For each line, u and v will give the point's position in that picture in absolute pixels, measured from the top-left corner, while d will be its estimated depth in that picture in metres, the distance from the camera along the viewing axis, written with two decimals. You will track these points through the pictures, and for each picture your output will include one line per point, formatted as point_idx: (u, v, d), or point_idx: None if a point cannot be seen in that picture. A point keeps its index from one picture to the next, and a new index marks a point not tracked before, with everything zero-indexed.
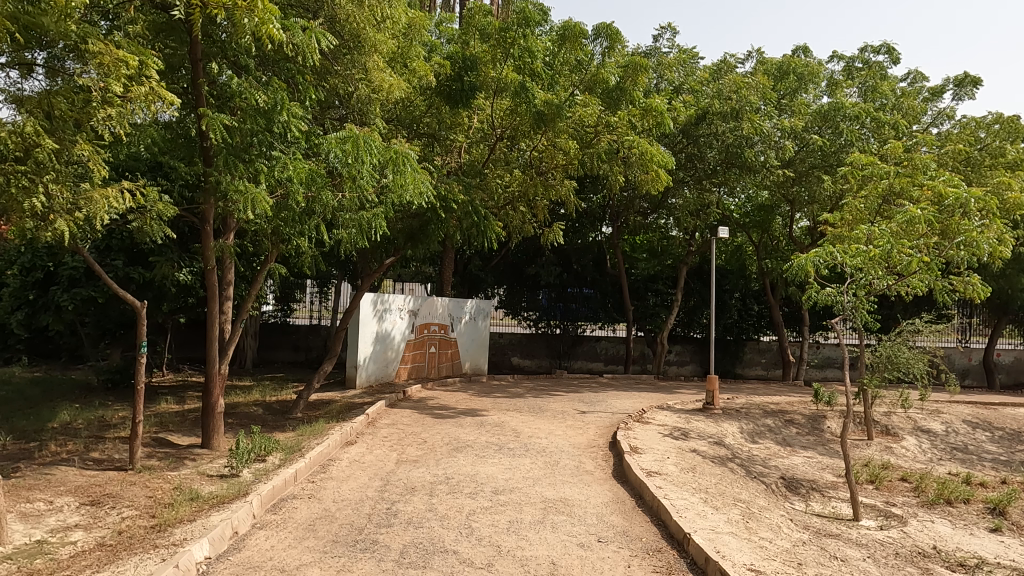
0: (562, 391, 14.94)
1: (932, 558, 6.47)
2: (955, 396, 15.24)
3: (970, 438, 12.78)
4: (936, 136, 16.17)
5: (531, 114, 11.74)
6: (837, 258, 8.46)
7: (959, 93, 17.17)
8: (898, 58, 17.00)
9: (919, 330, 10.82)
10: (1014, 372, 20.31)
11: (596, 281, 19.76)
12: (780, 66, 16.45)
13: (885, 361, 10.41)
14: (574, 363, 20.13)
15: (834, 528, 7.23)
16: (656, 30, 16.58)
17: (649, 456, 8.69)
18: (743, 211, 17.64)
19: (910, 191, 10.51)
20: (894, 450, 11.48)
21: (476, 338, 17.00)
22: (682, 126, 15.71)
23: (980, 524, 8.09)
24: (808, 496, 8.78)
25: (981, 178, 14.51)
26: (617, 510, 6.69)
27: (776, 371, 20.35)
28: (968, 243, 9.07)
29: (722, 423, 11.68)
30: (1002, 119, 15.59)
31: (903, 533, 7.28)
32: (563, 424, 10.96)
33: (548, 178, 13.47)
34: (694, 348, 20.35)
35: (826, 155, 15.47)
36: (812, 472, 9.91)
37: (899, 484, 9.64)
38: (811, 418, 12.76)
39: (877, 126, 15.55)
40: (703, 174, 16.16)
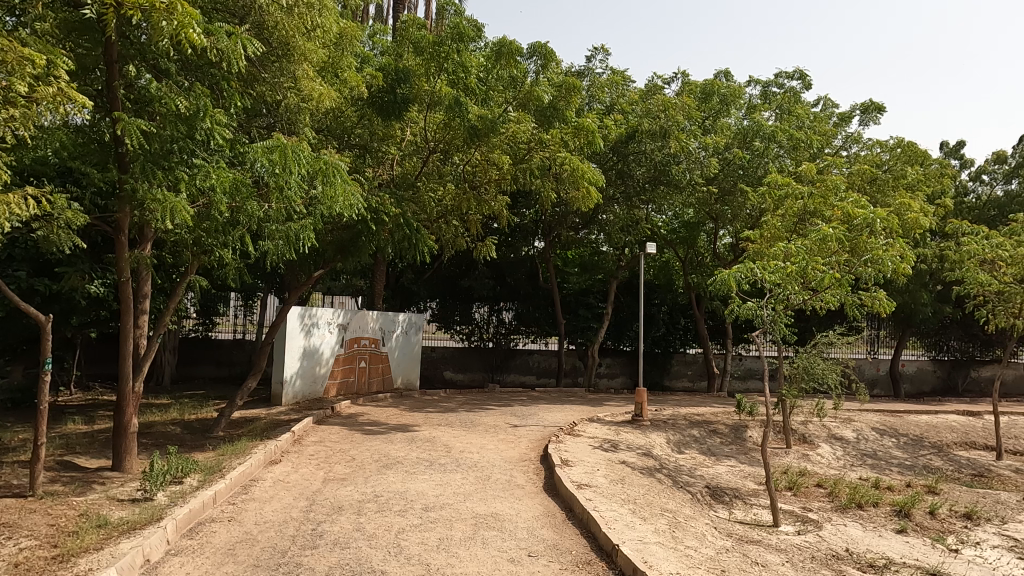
0: (494, 405, 14.92)
1: (845, 560, 6.80)
2: (864, 405, 16.11)
3: (878, 444, 13.53)
4: (846, 159, 17.26)
5: (465, 129, 11.67)
6: (757, 274, 8.95)
7: (865, 119, 18.35)
8: (811, 84, 17.99)
9: (832, 342, 11.36)
10: (917, 382, 21.75)
11: (530, 295, 19.84)
12: (704, 88, 16.95)
13: (802, 372, 10.87)
14: (506, 376, 20.23)
15: (756, 534, 7.49)
16: (589, 51, 16.93)
17: (580, 468, 8.79)
18: (669, 228, 18.29)
19: (823, 211, 11.06)
20: (810, 458, 12.04)
21: (408, 352, 16.68)
22: (613, 144, 16.11)
23: (889, 526, 8.54)
24: (732, 504, 9.06)
25: (885, 198, 15.53)
26: (548, 523, 6.72)
27: (701, 383, 21.06)
28: (874, 260, 9.73)
29: (650, 434, 11.97)
30: (904, 144, 16.76)
31: (818, 537, 7.62)
32: (495, 438, 10.94)
33: (481, 192, 13.39)
34: (623, 361, 20.82)
35: (748, 172, 16.15)
36: (735, 480, 10.23)
37: (815, 490, 10.09)
38: (733, 428, 13.20)
39: (794, 146, 16.41)
40: (633, 191, 16.45)
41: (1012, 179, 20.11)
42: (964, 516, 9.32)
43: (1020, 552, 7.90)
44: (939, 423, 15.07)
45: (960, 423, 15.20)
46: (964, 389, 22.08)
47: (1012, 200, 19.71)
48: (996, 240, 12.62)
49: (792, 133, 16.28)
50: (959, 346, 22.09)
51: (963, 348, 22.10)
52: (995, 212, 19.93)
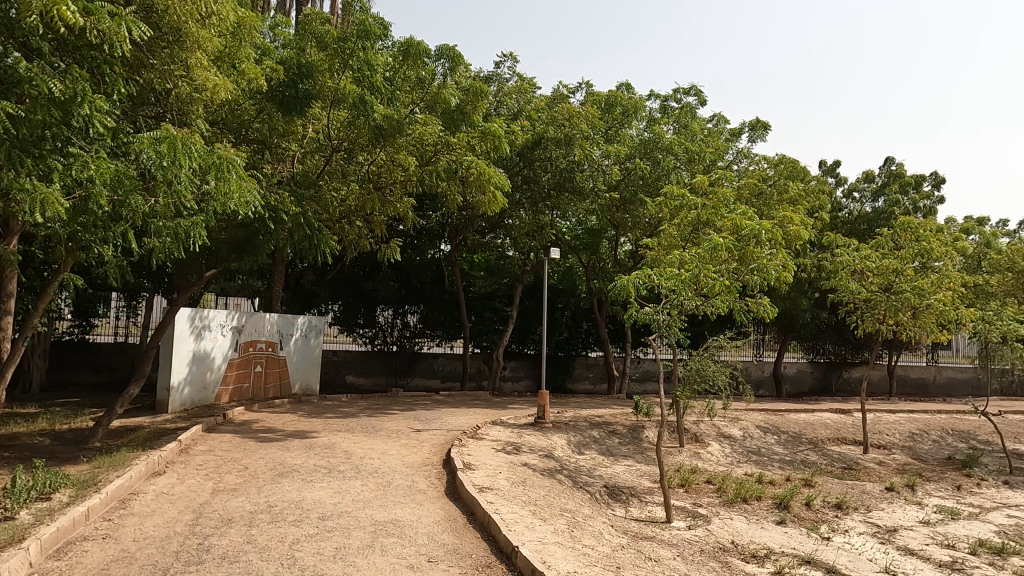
0: (396, 409, 14.70)
1: (731, 552, 7.20)
2: (751, 405, 17.15)
3: (762, 441, 14.41)
4: (736, 173, 18.30)
5: (371, 129, 11.52)
6: (654, 280, 9.26)
7: (753, 136, 19.56)
8: (705, 100, 18.97)
9: (722, 345, 11.97)
10: (796, 383, 23.38)
11: (435, 299, 19.72)
12: (608, 99, 17.49)
13: (694, 374, 11.42)
14: (410, 380, 19.97)
15: (649, 530, 7.78)
16: (498, 57, 17.05)
17: (482, 471, 8.81)
18: (573, 234, 18.81)
19: (714, 221, 11.66)
20: (701, 456, 12.68)
21: (307, 357, 16.12)
22: (519, 150, 16.28)
23: (770, 518, 9.11)
24: (628, 502, 9.37)
25: (770, 211, 16.61)
26: (449, 528, 6.69)
27: (602, 386, 21.76)
28: (760, 269, 10.38)
29: (552, 436, 12.18)
30: (786, 159, 17.96)
31: (707, 531, 8.01)
32: (397, 443, 10.77)
33: (386, 194, 13.09)
34: (527, 364, 21.10)
35: (648, 182, 16.79)
36: (632, 480, 10.58)
37: (705, 486, 10.61)
38: (631, 428, 13.66)
39: (690, 158, 17.22)
40: (538, 197, 16.78)
41: (880, 197, 21.96)
42: (835, 506, 10.09)
43: (882, 537, 8.66)
44: (815, 420, 16.26)
45: (832, 420, 16.47)
46: (837, 389, 23.96)
47: (879, 216, 21.61)
48: (864, 252, 13.82)
49: (688, 146, 17.10)
50: (833, 349, 23.93)
51: (837, 351, 23.96)
52: (865, 226, 21.79)
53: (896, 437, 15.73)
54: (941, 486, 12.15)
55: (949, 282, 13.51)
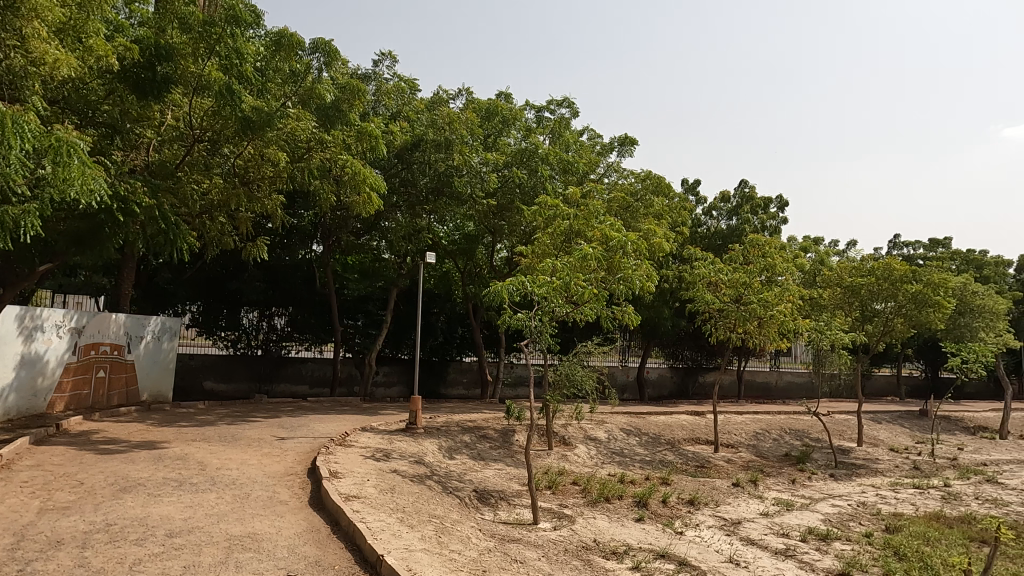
0: (259, 417, 13.96)
1: (593, 550, 7.49)
2: (615, 408, 17.98)
3: (624, 443, 15.13)
4: (606, 185, 19.14)
5: (237, 119, 10.82)
6: (527, 287, 9.56)
7: (622, 151, 20.57)
8: (578, 113, 19.69)
9: (590, 351, 12.47)
10: (658, 387, 24.78)
11: (304, 301, 19.06)
12: (487, 107, 17.81)
13: (564, 379, 11.85)
14: (276, 386, 18.92)
15: (516, 533, 7.92)
16: (377, 55, 16.74)
17: (349, 479, 8.56)
18: (450, 239, 18.80)
19: (586, 232, 12.08)
20: (568, 458, 13.12)
21: (160, 361, 14.89)
22: (397, 150, 16.07)
23: (630, 516, 9.57)
24: (497, 506, 9.48)
25: (636, 223, 17.54)
26: (311, 539, 6.44)
27: (475, 392, 21.92)
28: (626, 278, 10.96)
29: (423, 441, 12.09)
30: (652, 175, 19.09)
31: (571, 530, 8.29)
32: (259, 452, 10.22)
33: (253, 189, 12.38)
34: (401, 369, 20.80)
35: (524, 191, 17.09)
36: (501, 483, 10.72)
37: (571, 487, 10.98)
38: (502, 432, 13.86)
39: (564, 169, 17.82)
40: (415, 200, 16.66)
41: (734, 216, 23.82)
42: (688, 502, 10.79)
43: (728, 529, 9.37)
44: (673, 422, 17.33)
45: (688, 422, 17.62)
46: (693, 392, 25.71)
47: (733, 233, 23.45)
48: (717, 265, 14.96)
49: (563, 156, 17.67)
50: (691, 355, 25.64)
51: (693, 358, 25.74)
52: (720, 242, 23.60)
53: (742, 436, 17.11)
54: (779, 480, 13.35)
55: (790, 295, 14.75)
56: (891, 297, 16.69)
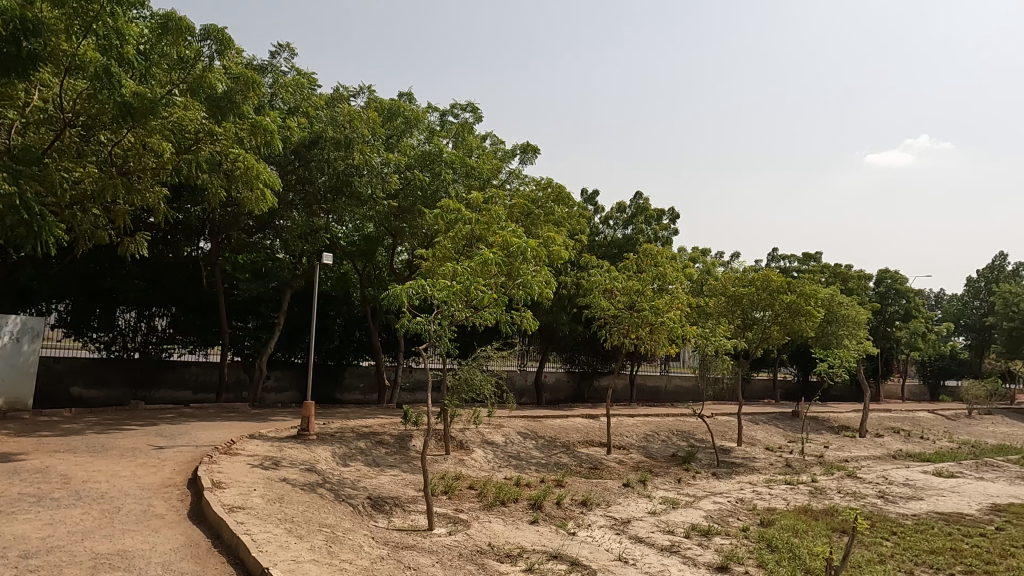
0: (135, 425, 12.99)
1: (487, 554, 7.52)
2: (513, 412, 18.18)
3: (521, 446, 15.32)
4: (509, 192, 19.35)
5: (116, 105, 10.01)
6: (427, 291, 9.40)
7: (524, 159, 20.88)
8: (482, 118, 19.81)
9: (490, 355, 12.48)
10: (554, 391, 25.26)
11: (188, 301, 18.03)
12: (390, 108, 17.56)
13: (463, 384, 11.83)
14: (154, 393, 17.66)
15: (410, 539, 7.81)
16: (274, 46, 16.08)
17: (233, 490, 8.13)
18: (349, 240, 18.42)
19: (487, 237, 12.13)
20: (465, 462, 13.12)
21: (19, 365, 13.38)
22: (294, 147, 15.46)
23: (525, 519, 9.70)
24: (391, 513, 9.31)
25: (537, 230, 17.85)
26: (189, 555, 6.05)
27: (372, 396, 21.49)
28: (525, 284, 11.14)
29: (315, 448, 11.70)
30: (553, 184, 19.50)
31: (466, 535, 8.28)
32: (133, 463, 9.51)
33: (133, 180, 11.50)
34: (293, 374, 20.03)
35: (426, 194, 16.97)
36: (396, 490, 10.54)
37: (467, 492, 10.98)
38: (398, 438, 13.65)
39: (467, 173, 17.86)
40: (313, 199, 16.06)
41: (629, 226, 24.75)
42: (581, 503, 11.07)
43: (618, 528, 9.69)
44: (568, 425, 17.73)
45: (583, 425, 18.08)
46: (588, 396, 26.45)
47: (627, 242, 24.37)
48: (613, 273, 15.45)
49: (466, 161, 17.71)
50: (586, 360, 26.37)
51: (589, 362, 26.49)
52: (616, 251, 24.44)
53: (633, 439, 17.79)
54: (666, 480, 13.97)
55: (679, 303, 15.56)
56: (768, 306, 17.90)
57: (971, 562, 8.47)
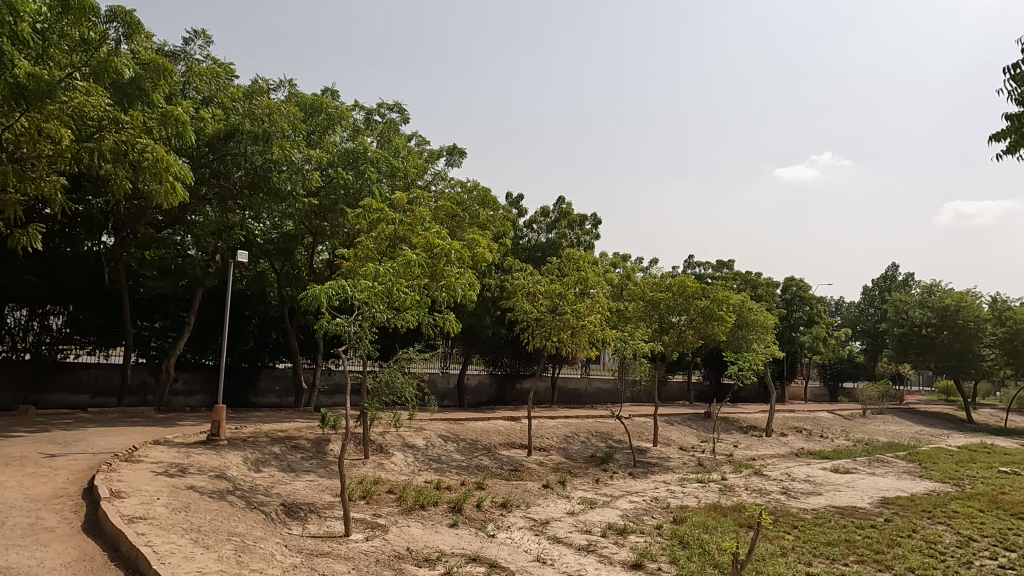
0: (23, 431, 12.03)
1: (405, 559, 7.42)
2: (435, 414, 18.04)
3: (442, 449, 15.21)
4: (434, 193, 19.24)
5: (7, 87, 9.25)
6: (347, 292, 9.22)
7: (450, 160, 20.80)
8: (408, 119, 19.61)
9: (412, 358, 12.35)
10: (476, 393, 25.27)
11: (88, 299, 16.91)
12: (312, 103, 17.10)
13: (384, 387, 11.64)
14: (47, 397, 16.38)
15: (325, 546, 7.61)
16: (187, 32, 15.32)
17: (134, 499, 7.67)
18: (266, 238, 17.82)
19: (410, 238, 11.93)
20: (384, 466, 12.90)
21: None
22: (208, 139, 14.76)
23: (444, 522, 9.63)
24: (306, 519, 9.03)
25: (461, 232, 17.81)
26: (83, 570, 5.67)
27: (289, 400, 20.80)
28: (448, 286, 11.11)
29: (226, 454, 11.20)
30: (479, 187, 19.54)
31: (384, 540, 8.14)
32: (20, 473, 8.80)
33: (27, 168, 10.68)
34: (203, 376, 19.13)
35: (349, 193, 16.65)
36: (311, 495, 10.24)
37: (386, 496, 10.79)
38: (315, 442, 13.27)
39: (392, 173, 17.63)
40: (228, 194, 15.40)
41: (553, 230, 25.09)
42: (501, 505, 11.10)
43: (536, 529, 9.78)
44: (490, 428, 17.75)
45: (504, 426, 18.15)
46: (510, 398, 26.60)
47: (551, 246, 24.70)
48: (536, 277, 15.61)
49: (391, 161, 17.49)
50: (509, 362, 26.53)
51: (511, 364, 26.67)
52: (540, 254, 24.73)
53: (553, 440, 18.01)
54: (585, 480, 14.22)
55: (599, 307, 15.89)
56: (684, 311, 18.56)
57: (863, 552, 9.07)
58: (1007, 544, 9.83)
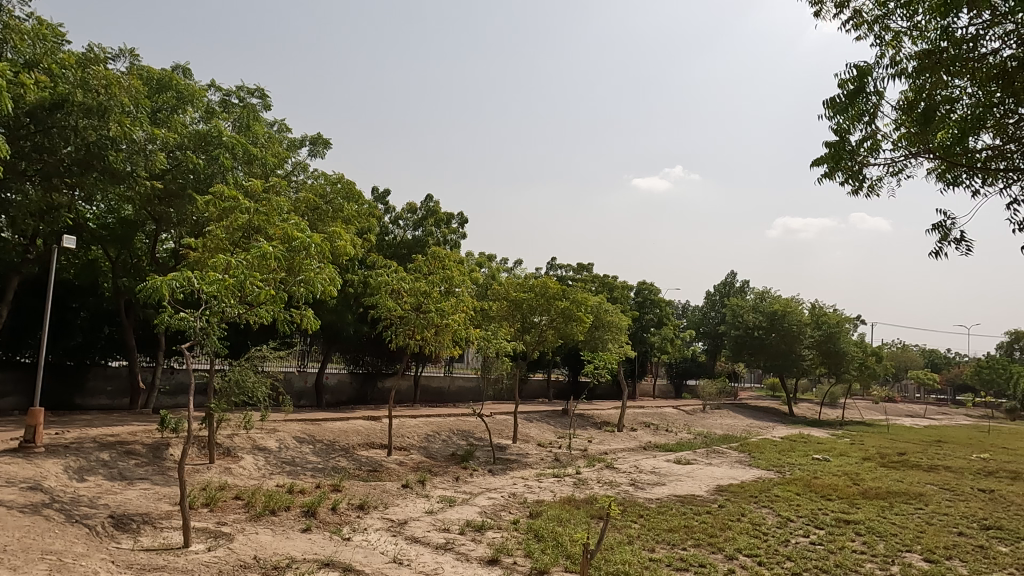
0: None
1: (251, 568, 7.03)
2: (289, 415, 17.23)
3: (296, 451, 14.55)
4: (294, 184, 18.39)
5: None
6: (192, 284, 8.52)
7: (313, 151, 19.97)
8: (270, 106, 18.57)
9: (265, 356, 11.70)
10: (336, 393, 24.45)
11: None
12: (159, 78, 15.70)
13: (233, 386, 10.91)
14: None
15: (160, 559, 7.02)
16: None
17: None
18: (99, 223, 16.11)
19: (267, 229, 11.15)
20: (231, 471, 12.12)
21: None
22: (29, 107, 12.66)
23: (296, 527, 9.23)
24: (138, 531, 8.25)
25: (323, 226, 17.16)
26: None
27: (123, 401, 18.87)
28: (307, 281, 10.62)
29: (43, 463, 9.98)
30: (343, 180, 18.93)
31: (227, 549, 7.65)
32: None
33: None
34: (17, 377, 16.65)
35: (199, 178, 15.53)
36: (146, 505, 9.40)
37: (232, 502, 10.15)
38: (152, 447, 12.19)
39: (249, 161, 16.64)
40: (55, 171, 13.23)
41: (419, 227, 24.85)
42: (357, 507, 10.83)
43: (394, 530, 9.63)
44: (348, 428, 17.25)
45: (364, 427, 17.72)
46: (371, 397, 26.03)
47: (417, 243, 24.48)
48: (401, 274, 15.38)
49: (249, 147, 16.48)
50: (370, 361, 25.96)
51: (373, 363, 26.12)
52: (405, 252, 24.47)
53: (414, 439, 17.84)
54: (445, 479, 14.23)
55: (463, 306, 15.97)
56: (545, 312, 19.15)
57: (698, 537, 9.83)
58: (817, 522, 11.09)
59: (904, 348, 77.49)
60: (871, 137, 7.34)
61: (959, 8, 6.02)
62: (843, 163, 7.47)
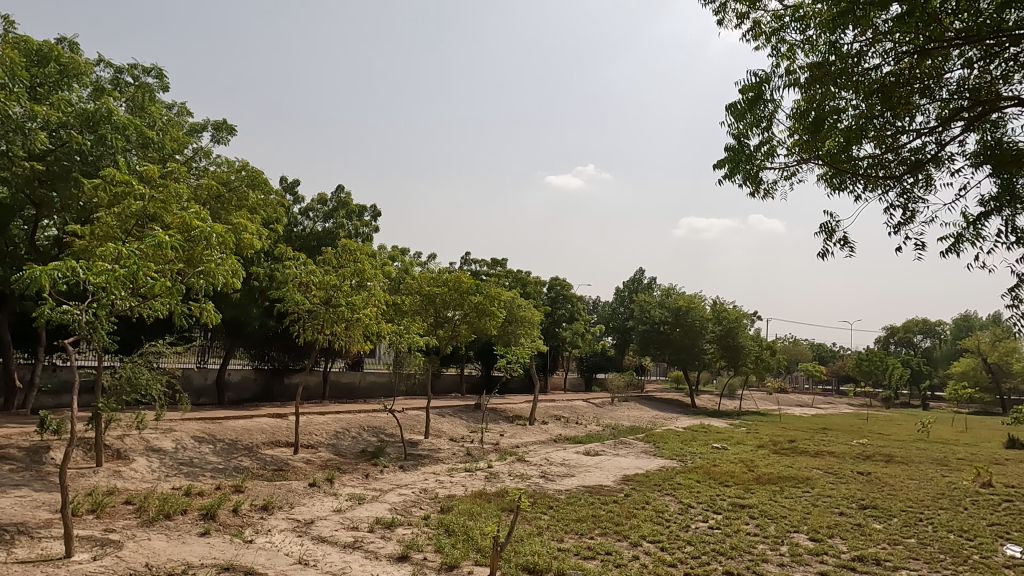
0: None
1: None
2: (188, 414, 16.36)
3: (195, 452, 13.83)
4: (195, 170, 17.43)
5: None
6: (77, 274, 7.88)
7: (216, 136, 18.97)
8: (168, 86, 17.48)
9: (160, 351, 11.00)
10: (239, 390, 23.45)
11: None
12: (38, 49, 14.24)
13: (124, 384, 10.20)
14: None
15: (38, 572, 6.48)
16: None
17: None
18: None
19: (163, 217, 10.43)
20: (121, 474, 11.36)
21: None
22: None
23: (193, 531, 8.77)
24: (12, 543, 7.58)
25: (226, 216, 16.38)
26: None
27: None
28: (207, 272, 10.06)
29: None
30: (249, 168, 18.08)
31: (116, 558, 7.17)
32: None
33: None
34: None
35: (87, 161, 14.42)
36: (22, 513, 8.65)
37: (121, 508, 9.51)
38: (29, 451, 11.23)
39: (144, 145, 15.57)
40: None
41: (329, 219, 24.17)
42: (261, 508, 10.43)
43: (299, 530, 9.33)
44: (252, 426, 16.56)
45: (269, 424, 17.07)
46: (277, 394, 25.13)
47: (327, 235, 23.79)
48: (310, 266, 14.87)
49: (143, 129, 15.43)
50: (277, 357, 25.02)
51: (280, 359, 25.19)
52: (314, 244, 23.73)
53: (322, 437, 17.36)
54: (354, 476, 13.95)
55: (375, 300, 15.66)
56: (459, 307, 19.09)
57: (605, 525, 10.13)
58: (715, 508, 11.67)
59: (795, 343, 82.63)
60: (767, 141, 7.78)
61: (845, 26, 6.48)
62: (742, 166, 7.88)
